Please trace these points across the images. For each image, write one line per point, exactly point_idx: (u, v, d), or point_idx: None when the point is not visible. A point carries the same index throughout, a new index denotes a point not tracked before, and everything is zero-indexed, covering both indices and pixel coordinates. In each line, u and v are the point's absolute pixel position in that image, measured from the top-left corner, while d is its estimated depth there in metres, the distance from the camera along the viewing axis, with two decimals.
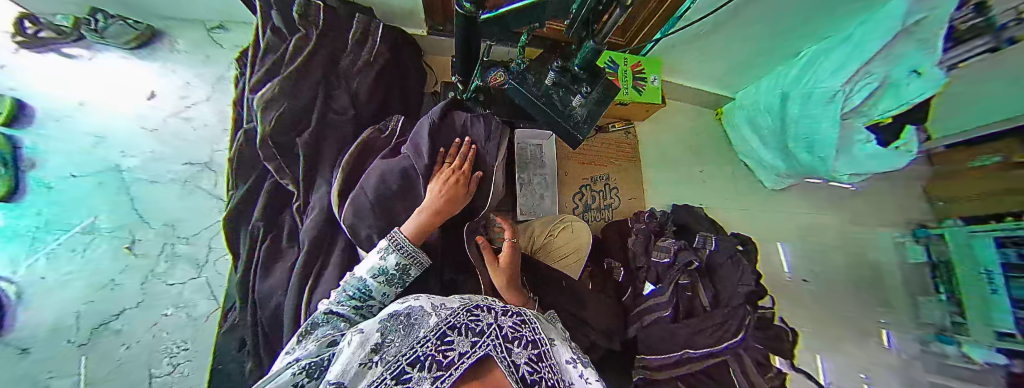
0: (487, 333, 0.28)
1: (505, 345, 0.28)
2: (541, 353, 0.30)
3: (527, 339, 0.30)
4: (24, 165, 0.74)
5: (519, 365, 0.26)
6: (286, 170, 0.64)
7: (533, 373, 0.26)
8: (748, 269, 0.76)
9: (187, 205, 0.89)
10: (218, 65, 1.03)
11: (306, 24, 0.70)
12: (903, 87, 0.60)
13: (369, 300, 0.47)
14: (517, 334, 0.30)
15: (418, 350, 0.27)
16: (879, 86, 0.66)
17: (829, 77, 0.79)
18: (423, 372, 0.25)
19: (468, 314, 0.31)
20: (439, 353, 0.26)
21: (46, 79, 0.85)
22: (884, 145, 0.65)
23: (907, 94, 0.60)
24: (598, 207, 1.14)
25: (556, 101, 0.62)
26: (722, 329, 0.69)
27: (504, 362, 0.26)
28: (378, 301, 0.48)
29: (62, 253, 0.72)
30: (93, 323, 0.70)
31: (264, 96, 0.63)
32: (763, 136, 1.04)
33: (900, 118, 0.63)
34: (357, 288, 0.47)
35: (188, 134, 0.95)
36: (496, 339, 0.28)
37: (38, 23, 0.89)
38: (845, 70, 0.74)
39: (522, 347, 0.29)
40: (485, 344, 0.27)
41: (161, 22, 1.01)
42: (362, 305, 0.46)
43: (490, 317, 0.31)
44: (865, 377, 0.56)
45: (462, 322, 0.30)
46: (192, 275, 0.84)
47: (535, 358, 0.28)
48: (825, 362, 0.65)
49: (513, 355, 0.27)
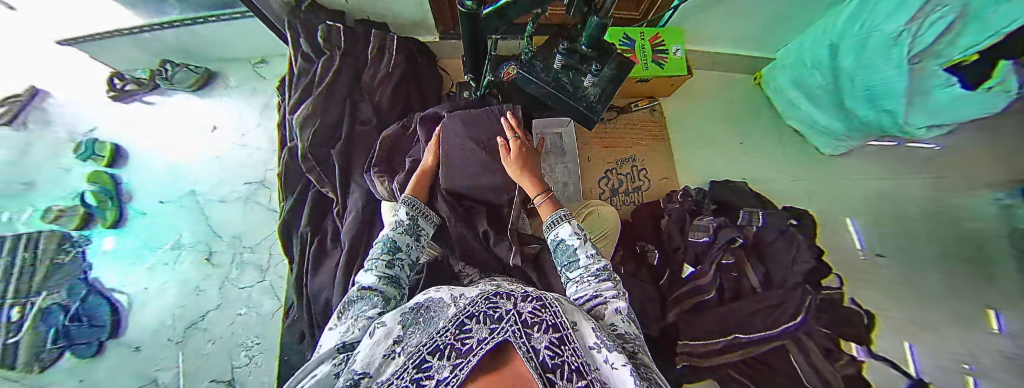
0: (506, 318, 0.28)
1: (523, 330, 0.27)
2: (562, 337, 0.29)
3: (548, 323, 0.30)
4: (125, 197, 0.93)
5: (539, 350, 0.26)
6: (325, 179, 0.70)
7: (555, 357, 0.26)
8: (803, 245, 0.73)
9: (249, 220, 0.98)
10: (263, 95, 1.14)
11: (330, 47, 0.76)
12: (988, 16, 0.54)
13: (398, 253, 0.47)
14: (538, 319, 0.30)
15: (437, 340, 0.27)
16: (956, 20, 0.59)
17: (884, 21, 0.72)
18: (443, 360, 0.25)
19: (487, 302, 0.31)
20: (458, 342, 0.26)
21: (128, 126, 1.03)
22: (971, 88, 0.58)
23: (994, 23, 0.53)
24: (626, 191, 1.06)
25: (567, 84, 0.61)
26: (775, 314, 0.68)
27: (522, 346, 0.25)
28: (406, 254, 0.48)
29: (159, 267, 0.87)
30: (186, 324, 0.83)
31: (301, 116, 0.70)
32: (815, 95, 0.95)
33: (987, 53, 0.55)
34: (382, 246, 0.47)
35: (243, 158, 1.06)
36: (514, 325, 0.27)
37: (124, 79, 1.05)
38: (905, 8, 0.67)
39: (543, 332, 0.28)
40: (503, 330, 0.26)
41: (216, 65, 1.14)
42: (392, 261, 0.46)
43: (509, 304, 0.30)
44: (970, 369, 0.51)
45: (480, 310, 0.29)
46: (258, 278, 0.92)
47: (556, 341, 0.28)
48: (912, 347, 0.62)
49: (533, 340, 0.27)
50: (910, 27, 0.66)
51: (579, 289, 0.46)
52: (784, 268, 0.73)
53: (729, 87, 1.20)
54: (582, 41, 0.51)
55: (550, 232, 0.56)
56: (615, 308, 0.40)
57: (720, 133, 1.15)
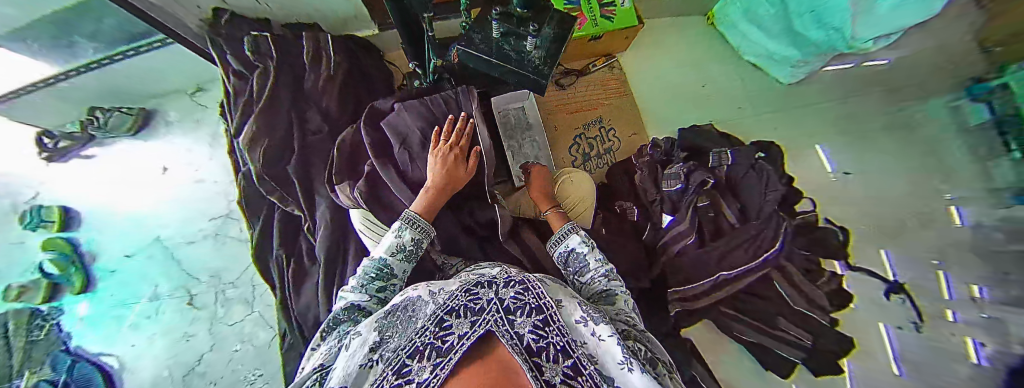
0: (487, 309, 0.28)
1: (506, 318, 0.27)
2: (547, 318, 0.29)
3: (531, 306, 0.29)
4: (87, 258, 0.91)
5: (523, 335, 0.26)
6: (287, 197, 0.68)
7: (539, 340, 0.26)
8: (773, 175, 0.76)
9: (224, 255, 0.93)
10: (210, 125, 1.05)
11: (261, 58, 0.71)
12: None
13: (392, 279, 0.46)
14: (520, 304, 0.29)
15: (417, 341, 0.26)
16: None
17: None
18: (424, 362, 0.24)
19: (467, 294, 0.31)
20: (439, 340, 0.25)
21: (73, 186, 0.99)
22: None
23: None
24: (599, 154, 1.07)
25: (511, 52, 0.60)
26: (757, 244, 0.70)
27: (506, 334, 0.25)
28: (400, 279, 0.47)
29: (141, 321, 0.86)
30: (182, 371, 0.82)
31: (246, 136, 0.67)
32: (768, 24, 0.94)
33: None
34: (378, 269, 0.45)
35: (204, 194, 0.99)
36: (496, 314, 0.27)
37: (53, 136, 0.99)
38: None
39: (526, 316, 0.28)
40: (485, 322, 0.26)
41: (150, 101, 1.04)
42: (387, 285, 0.45)
43: (490, 294, 0.30)
44: (938, 264, 0.53)
45: (460, 305, 0.29)
46: (246, 312, 0.88)
47: (540, 324, 0.28)
48: (887, 253, 0.64)
49: (516, 326, 0.27)
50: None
51: (590, 290, 0.48)
52: (757, 198, 0.74)
53: (684, 32, 1.18)
54: (516, 3, 0.48)
55: (558, 244, 0.56)
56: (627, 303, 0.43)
57: (682, 80, 1.15)
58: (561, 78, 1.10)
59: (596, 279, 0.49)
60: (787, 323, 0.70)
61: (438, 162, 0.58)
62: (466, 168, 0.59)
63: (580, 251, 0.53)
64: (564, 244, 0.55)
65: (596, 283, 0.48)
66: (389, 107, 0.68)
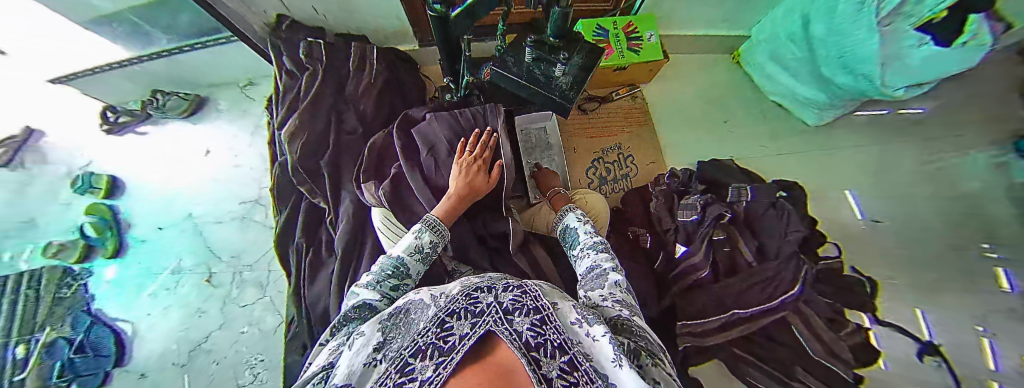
0: (487, 311, 0.29)
1: (505, 318, 0.28)
2: (544, 317, 0.29)
3: (529, 307, 0.30)
4: (124, 225, 0.97)
5: (522, 332, 0.26)
6: (316, 190, 0.72)
7: (537, 336, 0.26)
8: (794, 215, 0.75)
9: (247, 237, 0.98)
10: (254, 116, 1.13)
11: (312, 61, 0.78)
12: None
13: (405, 279, 0.46)
14: (519, 305, 0.30)
15: (419, 341, 0.27)
16: None
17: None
18: (426, 360, 0.24)
19: (468, 298, 0.32)
20: (440, 340, 0.26)
21: (123, 159, 1.07)
22: (946, 45, 0.59)
23: None
24: (615, 179, 1.08)
25: (540, 75, 0.63)
26: (774, 285, 0.69)
27: (505, 332, 0.26)
28: (412, 280, 0.47)
29: (161, 291, 0.90)
30: (189, 346, 0.84)
31: (289, 130, 0.72)
32: (793, 69, 0.95)
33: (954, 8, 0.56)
34: (394, 267, 0.45)
35: (238, 178, 1.06)
36: (495, 315, 0.28)
37: (116, 112, 1.08)
38: None
39: (524, 315, 0.29)
40: (485, 323, 0.27)
41: (205, 90, 1.14)
42: (399, 284, 0.44)
43: (490, 297, 0.31)
44: (983, 330, 0.54)
45: (461, 307, 0.30)
46: (258, 295, 0.91)
47: (538, 323, 0.28)
48: (925, 315, 0.62)
49: (514, 324, 0.27)
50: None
51: (582, 263, 0.50)
52: (776, 238, 0.73)
53: (710, 68, 1.21)
54: (549, 33, 0.52)
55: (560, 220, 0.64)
56: (614, 280, 0.42)
57: (704, 114, 1.16)
58: (584, 102, 1.14)
59: (586, 249, 0.52)
60: (802, 371, 0.66)
61: (460, 171, 0.60)
62: (485, 174, 0.61)
63: (575, 227, 0.58)
64: (564, 222, 0.61)
65: (586, 254, 0.51)
66: (421, 116, 0.72)
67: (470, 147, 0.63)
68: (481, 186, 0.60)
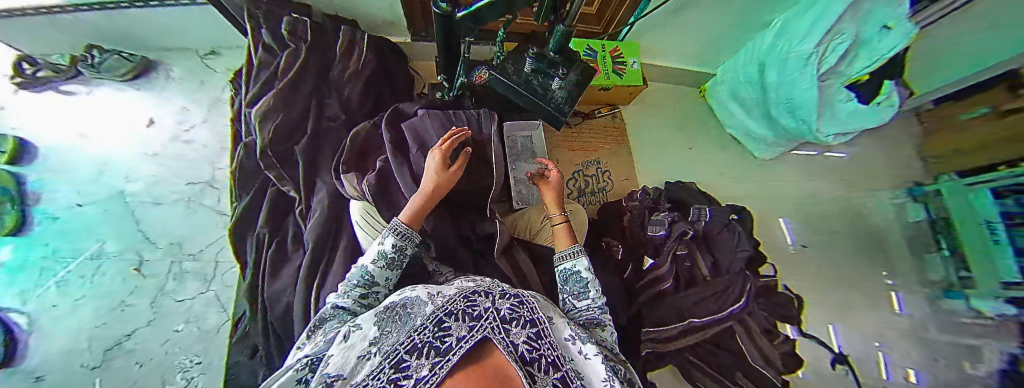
0: (484, 317, 0.30)
1: (502, 327, 0.29)
2: (539, 331, 0.31)
3: (525, 319, 0.32)
4: (30, 198, 0.81)
5: (518, 344, 0.28)
6: (286, 177, 0.67)
7: (532, 351, 0.28)
8: (744, 236, 0.82)
9: (192, 223, 0.88)
10: (214, 88, 1.03)
11: (294, 39, 0.73)
12: (875, 44, 0.67)
13: (374, 287, 0.46)
14: (515, 315, 0.32)
15: (415, 338, 0.27)
16: (851, 45, 0.70)
17: (801, 40, 0.78)
18: (421, 359, 0.25)
19: (465, 300, 0.32)
20: (437, 340, 0.26)
21: (40, 119, 0.90)
22: (866, 102, 0.72)
23: (881, 48, 0.66)
24: (593, 191, 1.14)
25: (537, 86, 0.66)
26: (723, 297, 0.76)
27: (502, 342, 0.27)
28: (384, 286, 0.47)
29: (71, 279, 0.76)
30: (106, 346, 0.72)
31: (260, 110, 0.67)
32: (748, 107, 1.06)
33: (874, 74, 0.70)
34: (360, 277, 0.45)
35: (187, 155, 0.95)
36: (493, 322, 0.29)
37: (35, 64, 0.93)
38: (816, 32, 0.74)
39: (520, 327, 0.30)
40: (482, 328, 0.28)
41: (155, 53, 1.02)
42: (367, 293, 0.45)
43: (487, 302, 0.32)
44: (880, 346, 0.68)
45: (459, 309, 0.31)
46: (201, 289, 0.81)
47: (533, 336, 0.30)
48: (835, 329, 0.75)
49: (511, 335, 0.29)
50: (819, 49, 0.74)
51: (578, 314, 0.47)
52: (728, 254, 0.81)
53: (681, 99, 1.31)
54: (550, 47, 0.57)
55: (565, 261, 0.52)
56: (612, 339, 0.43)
57: (674, 139, 1.26)
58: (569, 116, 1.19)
59: (586, 310, 0.46)
60: (740, 375, 0.74)
61: (426, 172, 0.58)
62: (448, 173, 0.58)
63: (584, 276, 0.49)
64: (572, 263, 0.52)
65: (587, 312, 0.46)
66: (412, 112, 0.71)
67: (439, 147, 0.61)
68: (440, 180, 0.56)
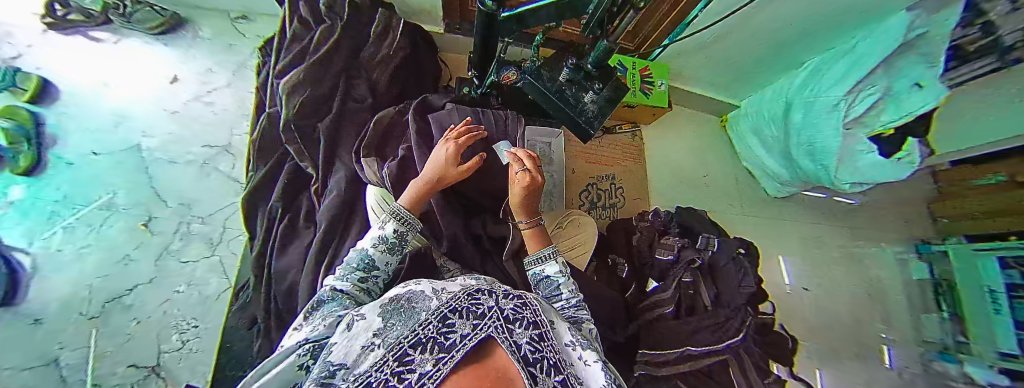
0: (488, 315, 0.29)
1: (506, 326, 0.29)
2: (542, 334, 0.31)
3: (528, 321, 0.31)
4: (47, 142, 0.80)
5: (521, 345, 0.27)
6: (305, 153, 0.66)
7: (535, 352, 0.27)
8: (750, 271, 0.78)
9: (203, 186, 0.89)
10: (240, 53, 1.03)
11: (332, 16, 0.73)
12: (904, 101, 0.62)
13: (374, 271, 0.47)
14: (519, 316, 0.31)
15: (419, 333, 0.26)
16: (879, 100, 0.65)
17: (832, 86, 0.77)
18: (425, 353, 0.24)
19: (469, 298, 0.31)
20: (441, 336, 0.26)
21: (61, 58, 0.90)
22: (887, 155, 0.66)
23: (909, 105, 0.61)
24: (604, 206, 1.13)
25: (569, 97, 0.65)
26: (723, 329, 0.73)
27: (505, 341, 0.27)
28: (383, 271, 0.48)
29: (78, 227, 0.75)
30: (106, 297, 0.72)
31: (288, 83, 0.66)
32: (769, 144, 1.03)
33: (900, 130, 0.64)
34: (360, 260, 0.46)
35: (208, 118, 0.96)
36: (497, 321, 0.29)
37: (67, 6, 0.91)
38: (847, 80, 0.72)
39: (523, 328, 0.30)
40: (486, 326, 0.28)
41: (186, 11, 1.02)
42: (367, 277, 0.46)
43: (491, 301, 0.32)
44: None
45: (463, 306, 0.30)
46: (205, 253, 0.82)
47: (536, 338, 0.30)
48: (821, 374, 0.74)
49: (515, 335, 0.28)
50: (847, 97, 0.71)
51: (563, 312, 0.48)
52: (732, 288, 0.78)
53: (703, 125, 1.29)
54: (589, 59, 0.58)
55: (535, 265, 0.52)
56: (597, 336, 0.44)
57: (690, 164, 1.25)
58: None
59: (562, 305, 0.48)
60: None
61: (432, 157, 0.57)
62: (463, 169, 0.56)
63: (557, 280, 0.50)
64: (542, 267, 0.52)
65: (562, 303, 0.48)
66: (441, 105, 0.71)
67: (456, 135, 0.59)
68: (443, 171, 0.54)
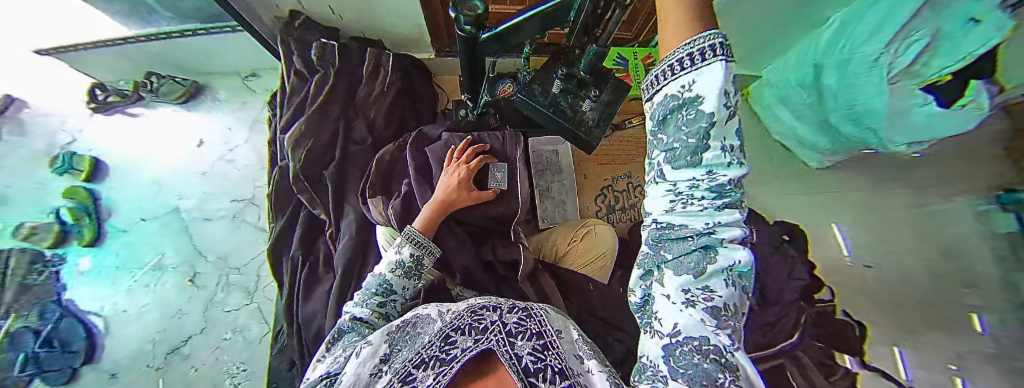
0: (491, 329, 0.28)
1: (507, 339, 0.27)
2: (547, 343, 0.28)
3: (532, 332, 0.29)
4: (104, 215, 0.87)
5: (522, 356, 0.25)
6: (317, 201, 0.69)
7: (537, 362, 0.25)
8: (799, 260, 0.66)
9: (235, 238, 0.97)
10: (254, 109, 1.13)
11: (324, 63, 0.75)
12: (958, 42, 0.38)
13: (392, 295, 0.46)
14: (522, 329, 0.29)
15: (423, 353, 0.26)
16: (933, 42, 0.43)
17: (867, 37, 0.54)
18: (427, 370, 0.24)
19: (472, 314, 0.30)
20: (444, 352, 0.25)
21: (107, 139, 0.96)
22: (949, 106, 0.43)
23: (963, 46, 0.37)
24: (624, 209, 1.01)
25: (565, 107, 0.62)
26: (776, 330, 0.60)
27: (506, 354, 0.25)
28: (401, 295, 0.46)
29: (138, 289, 0.83)
30: (166, 350, 0.79)
31: (292, 136, 0.69)
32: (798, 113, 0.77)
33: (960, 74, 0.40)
34: (378, 285, 0.45)
35: (233, 175, 1.04)
36: (498, 335, 0.27)
37: (105, 90, 1.00)
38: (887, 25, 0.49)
39: (525, 339, 0.27)
40: (487, 339, 0.26)
41: (203, 78, 1.12)
42: (386, 301, 0.45)
43: (494, 315, 0.30)
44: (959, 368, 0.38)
45: (465, 323, 0.29)
46: (245, 301, 0.90)
47: (539, 347, 0.27)
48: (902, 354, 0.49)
49: (516, 347, 0.26)
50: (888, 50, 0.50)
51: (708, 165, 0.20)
52: (778, 281, 0.64)
53: None
54: (580, 65, 0.55)
55: (693, 69, 0.19)
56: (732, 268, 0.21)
57: None
58: None
59: (667, 216, 0.24)
60: None
61: (442, 182, 0.59)
62: (475, 192, 0.60)
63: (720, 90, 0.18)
64: (691, 77, 0.20)
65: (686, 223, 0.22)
66: (437, 135, 0.70)
67: (464, 160, 0.61)
68: (459, 193, 0.57)
